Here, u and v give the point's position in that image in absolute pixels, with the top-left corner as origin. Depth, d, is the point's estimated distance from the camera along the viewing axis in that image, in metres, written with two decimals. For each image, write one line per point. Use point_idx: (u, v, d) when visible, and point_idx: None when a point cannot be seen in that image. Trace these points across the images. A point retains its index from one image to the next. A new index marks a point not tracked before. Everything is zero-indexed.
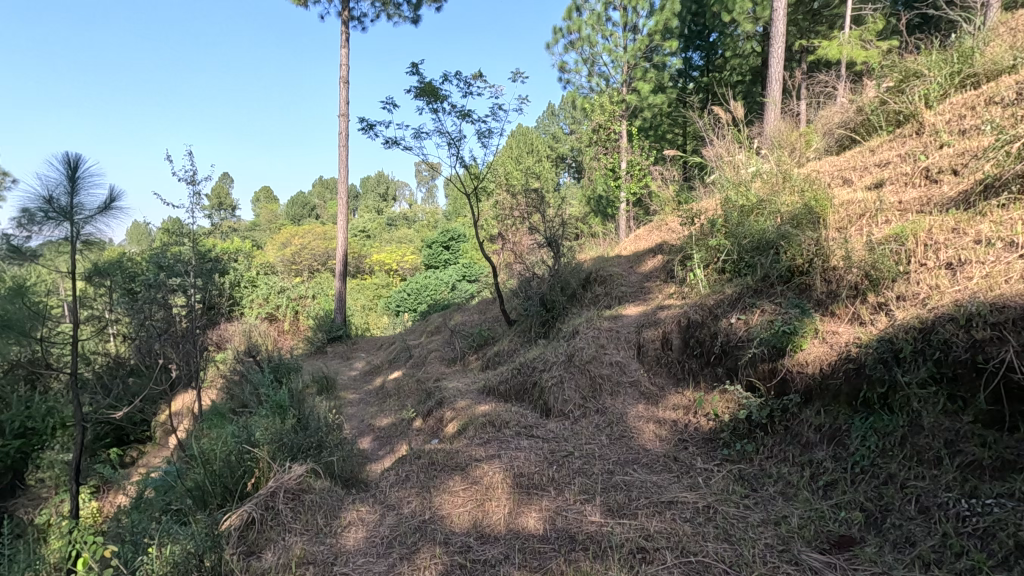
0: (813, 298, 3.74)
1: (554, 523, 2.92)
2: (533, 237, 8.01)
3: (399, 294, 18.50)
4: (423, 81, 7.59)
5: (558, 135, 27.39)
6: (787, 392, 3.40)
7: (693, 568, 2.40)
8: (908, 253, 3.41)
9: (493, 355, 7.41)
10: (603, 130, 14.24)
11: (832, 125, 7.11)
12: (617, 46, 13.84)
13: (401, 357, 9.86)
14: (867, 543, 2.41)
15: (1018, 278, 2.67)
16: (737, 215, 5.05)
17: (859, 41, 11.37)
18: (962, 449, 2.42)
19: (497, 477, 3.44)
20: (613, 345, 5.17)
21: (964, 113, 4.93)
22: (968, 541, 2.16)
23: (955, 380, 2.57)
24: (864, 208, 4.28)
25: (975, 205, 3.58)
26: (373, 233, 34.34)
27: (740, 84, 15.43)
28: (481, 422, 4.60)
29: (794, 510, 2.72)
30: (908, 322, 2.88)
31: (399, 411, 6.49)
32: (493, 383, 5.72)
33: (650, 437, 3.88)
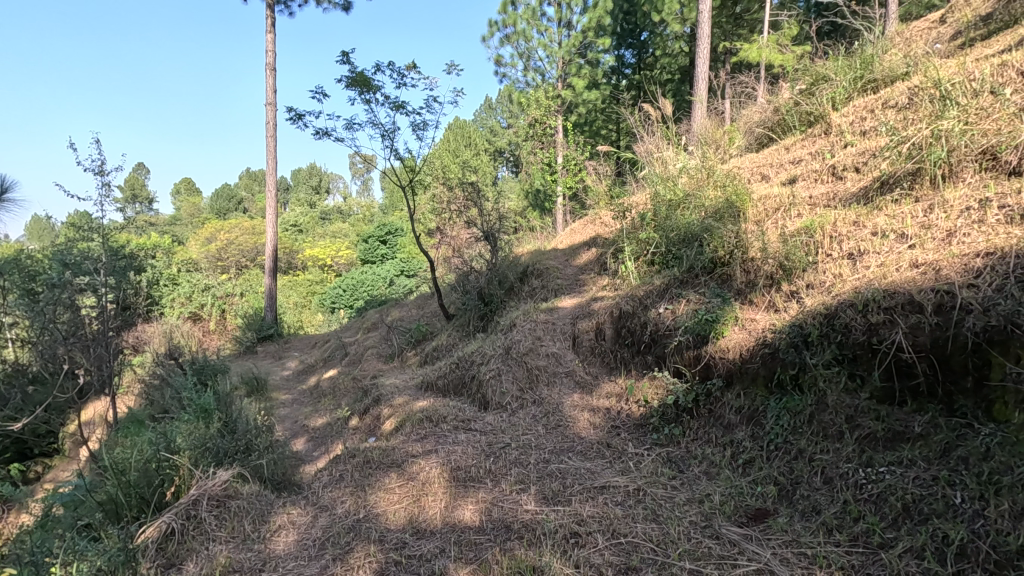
0: (733, 288, 3.96)
1: (489, 515, 2.95)
2: (471, 231, 8.00)
3: (333, 290, 17.92)
4: (354, 70, 7.38)
5: (496, 129, 27.44)
6: (710, 376, 3.58)
7: (623, 549, 2.50)
8: (816, 244, 3.67)
9: (431, 350, 7.35)
10: (540, 125, 14.39)
11: (752, 123, 7.52)
12: (552, 42, 13.99)
13: (337, 355, 9.59)
14: (779, 514, 2.59)
15: (907, 266, 2.93)
16: (665, 209, 5.25)
17: (775, 45, 12.11)
18: (860, 423, 2.64)
19: (434, 472, 3.43)
20: (549, 337, 5.26)
21: (865, 115, 5.36)
22: (865, 507, 2.37)
23: (856, 360, 2.79)
24: (778, 203, 4.57)
25: (873, 200, 3.90)
26: (305, 227, 33.15)
27: (670, 82, 16.01)
28: (418, 418, 4.55)
29: (716, 488, 2.88)
30: (815, 308, 3.11)
31: (335, 410, 6.32)
32: (431, 379, 5.67)
33: (585, 425, 3.99)
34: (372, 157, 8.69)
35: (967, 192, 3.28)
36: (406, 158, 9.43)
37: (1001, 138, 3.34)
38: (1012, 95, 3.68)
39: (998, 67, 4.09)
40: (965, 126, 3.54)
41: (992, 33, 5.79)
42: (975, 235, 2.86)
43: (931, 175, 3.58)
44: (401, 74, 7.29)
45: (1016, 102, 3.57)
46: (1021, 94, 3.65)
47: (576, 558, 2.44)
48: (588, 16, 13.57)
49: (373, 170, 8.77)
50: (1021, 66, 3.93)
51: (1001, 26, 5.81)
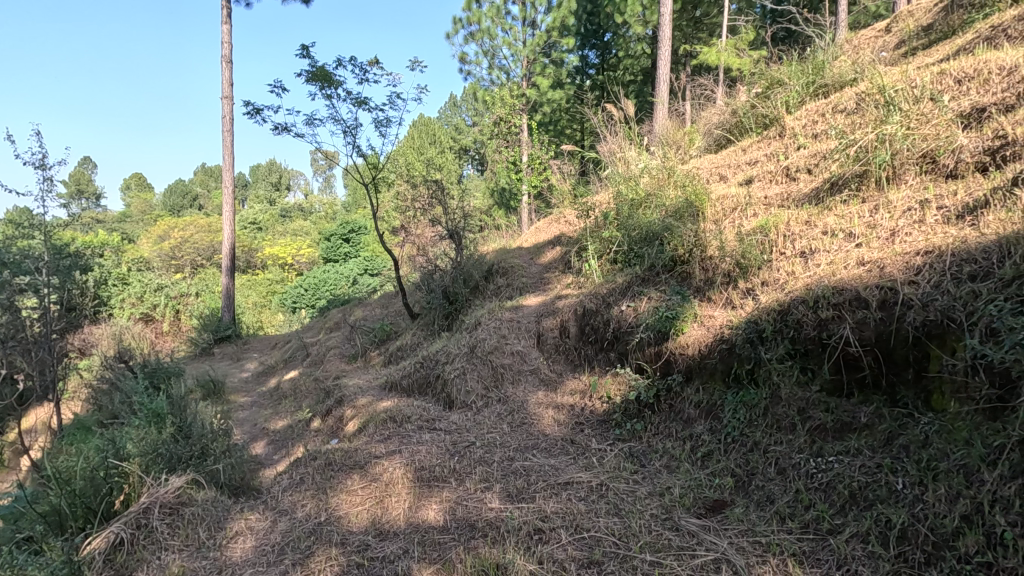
0: (693, 285, 4.06)
1: (454, 514, 2.94)
2: (435, 229, 7.93)
3: (294, 289, 17.51)
4: (315, 65, 7.21)
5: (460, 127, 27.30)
6: (671, 372, 3.67)
7: (586, 544, 2.53)
8: (770, 243, 3.79)
9: (395, 349, 7.26)
10: (504, 124, 14.39)
11: (711, 125, 7.71)
12: (517, 41, 14.01)
13: (298, 356, 9.37)
14: (735, 504, 2.68)
15: (854, 264, 3.06)
16: (627, 208, 5.34)
17: (733, 50, 12.45)
18: (811, 415, 2.75)
19: (397, 473, 3.40)
20: (514, 335, 5.27)
21: (816, 119, 5.57)
22: (815, 495, 2.47)
23: (807, 355, 2.90)
24: (735, 203, 4.71)
25: (824, 200, 4.05)
26: (265, 225, 32.26)
27: (633, 83, 16.27)
28: (382, 418, 4.50)
29: (676, 481, 2.95)
30: (770, 304, 3.21)
31: (296, 412, 6.18)
32: (395, 378, 5.61)
33: (549, 422, 4.02)
34: (333, 154, 8.52)
35: (908, 194, 3.45)
36: (369, 155, 9.29)
37: (939, 142, 3.53)
38: (950, 102, 3.88)
39: (937, 75, 4.31)
40: (907, 131, 3.73)
41: (932, 43, 6.10)
42: (916, 234, 3.01)
43: (876, 176, 3.75)
44: (364, 70, 7.18)
45: (953, 109, 3.77)
46: (957, 101, 3.86)
47: (539, 554, 2.46)
48: (552, 16, 13.64)
49: (335, 167, 8.60)
50: (957, 75, 4.16)
51: (940, 36, 6.13)
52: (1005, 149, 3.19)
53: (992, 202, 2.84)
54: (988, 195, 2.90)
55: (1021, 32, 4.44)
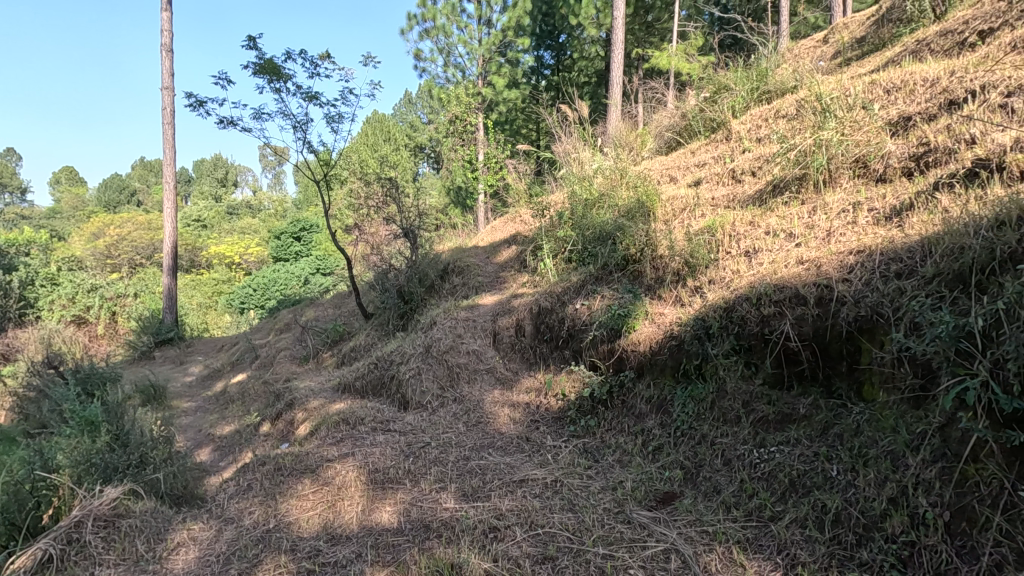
0: (644, 284, 4.16)
1: (408, 515, 2.91)
2: (389, 228, 7.81)
3: (242, 289, 16.85)
4: (263, 57, 6.97)
5: (416, 124, 27.01)
6: (623, 368, 3.75)
7: (540, 540, 2.56)
8: (717, 242, 3.92)
9: (349, 350, 7.11)
10: (460, 122, 14.25)
11: (662, 127, 7.91)
12: (472, 39, 13.96)
13: (246, 359, 9.03)
14: (684, 496, 2.76)
15: (793, 263, 3.20)
16: (581, 208, 5.42)
17: (683, 55, 12.82)
18: (755, 408, 2.86)
19: (350, 476, 3.34)
20: (470, 334, 5.26)
21: (760, 124, 5.81)
22: (758, 484, 2.57)
23: (751, 350, 3.03)
24: (685, 203, 4.85)
25: (766, 202, 4.23)
26: (210, 223, 30.95)
27: (587, 85, 16.52)
28: (334, 420, 4.40)
29: (628, 475, 3.02)
30: (716, 302, 3.33)
31: (244, 417, 5.95)
32: (349, 380, 5.49)
33: (505, 421, 4.04)
34: (283, 150, 8.26)
35: (843, 196, 3.64)
36: (321, 152, 9.05)
37: (870, 148, 3.74)
38: (880, 110, 4.13)
39: (869, 85, 4.57)
40: (842, 137, 3.94)
41: (866, 54, 6.46)
42: (849, 235, 3.18)
43: (814, 180, 3.94)
44: (315, 64, 7.00)
45: (883, 117, 4.02)
46: (886, 110, 4.11)
47: (494, 552, 2.47)
48: (507, 15, 13.66)
49: (284, 163, 8.35)
50: (886, 85, 4.42)
51: (872, 48, 6.49)
52: (928, 155, 3.41)
53: (915, 205, 3.03)
54: (913, 198, 3.10)
55: (942, 46, 4.77)
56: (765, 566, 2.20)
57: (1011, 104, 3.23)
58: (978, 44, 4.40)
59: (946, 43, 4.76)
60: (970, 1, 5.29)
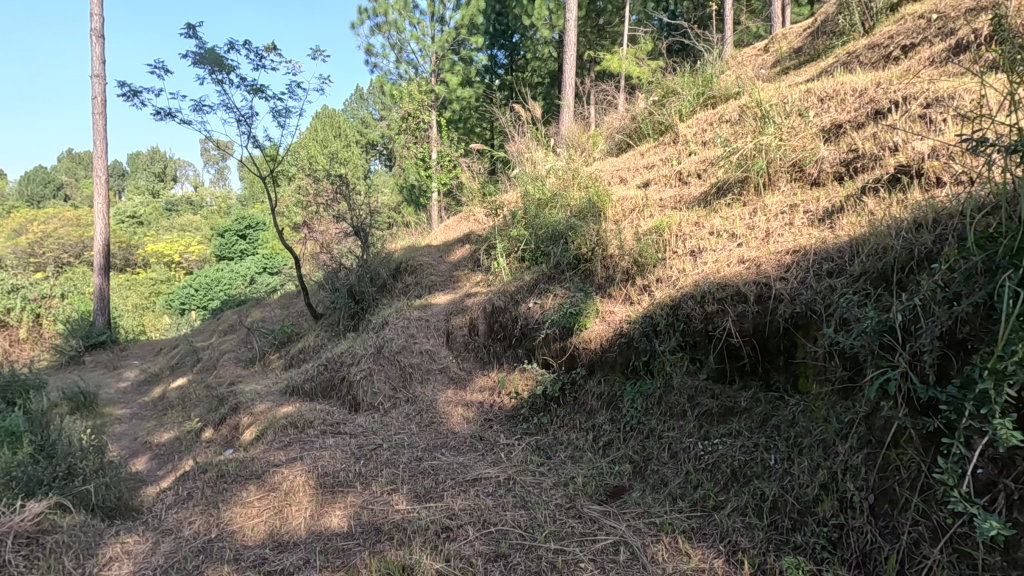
0: (595, 283, 4.25)
1: (359, 518, 2.86)
2: (340, 226, 7.63)
3: (182, 290, 16.06)
4: (203, 46, 6.67)
5: (368, 120, 26.45)
6: (575, 366, 3.81)
7: (493, 538, 2.57)
8: (664, 242, 4.03)
9: (297, 352, 6.90)
10: (413, 119, 14.03)
11: (613, 129, 8.07)
12: (425, 36, 13.80)
13: (187, 362, 8.62)
14: (632, 489, 2.84)
15: (735, 262, 3.34)
16: (534, 207, 5.46)
17: (633, 58, 13.13)
18: (699, 401, 2.97)
19: (299, 480, 3.25)
20: (423, 334, 5.21)
21: (705, 128, 6.02)
22: (702, 475, 2.67)
23: (695, 346, 3.14)
24: (634, 204, 4.97)
25: (710, 203, 4.39)
26: (147, 219, 29.35)
27: (540, 85, 16.66)
28: (281, 424, 4.27)
29: (580, 471, 3.07)
30: (663, 300, 3.43)
31: (184, 423, 5.68)
32: (297, 382, 5.34)
33: (458, 420, 4.03)
34: (226, 145, 7.94)
35: (781, 199, 3.82)
36: (267, 147, 8.74)
37: (805, 153, 3.95)
38: (814, 117, 4.36)
39: (805, 93, 4.81)
40: (780, 142, 4.13)
41: (802, 64, 6.80)
42: (786, 235, 3.34)
43: (755, 183, 4.12)
44: (260, 55, 6.75)
45: (817, 124, 4.24)
46: (820, 117, 4.34)
47: (447, 552, 2.46)
48: (461, 13, 13.58)
49: (228, 158, 8.01)
50: (820, 94, 4.67)
51: (808, 58, 6.84)
52: (856, 161, 3.63)
53: (845, 208, 3.22)
54: (842, 201, 3.29)
55: (870, 59, 5.08)
56: (708, 554, 2.28)
57: (929, 114, 3.47)
58: (901, 58, 4.72)
59: (873, 56, 5.07)
60: (894, 17, 5.66)
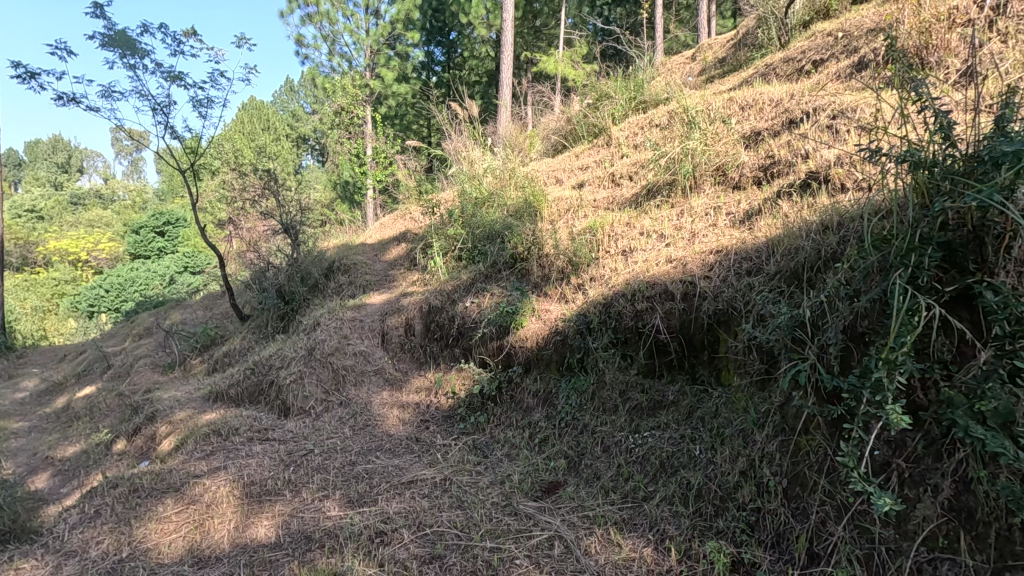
0: (531, 281, 4.29)
1: (288, 527, 2.75)
2: (267, 223, 7.29)
3: (90, 290, 14.81)
4: (113, 28, 6.17)
5: (298, 114, 25.42)
6: (511, 364, 3.84)
7: (428, 540, 2.54)
8: (598, 242, 4.13)
9: (222, 356, 6.53)
10: (346, 114, 13.45)
11: (549, 130, 8.18)
12: (359, 28, 13.42)
13: (96, 369, 7.96)
14: (567, 484, 2.89)
15: (663, 261, 3.47)
16: (471, 207, 5.43)
17: (568, 61, 13.39)
18: (631, 396, 3.07)
19: (222, 491, 3.09)
20: (356, 335, 5.07)
21: (637, 131, 6.22)
22: (633, 467, 2.76)
23: (627, 342, 3.25)
24: (568, 204, 5.06)
25: (641, 204, 4.54)
26: (48, 214, 26.90)
27: (478, 84, 16.67)
28: (203, 432, 4.03)
29: (516, 468, 3.10)
30: (597, 298, 3.52)
31: (92, 435, 5.25)
32: (221, 387, 5.06)
33: (394, 422, 3.96)
34: (140, 135, 7.40)
35: (706, 201, 4.01)
36: (188, 139, 8.23)
37: (728, 159, 4.17)
38: (736, 125, 4.62)
39: (727, 102, 5.09)
40: (705, 147, 4.33)
41: (725, 73, 7.18)
42: (710, 236, 3.51)
43: (682, 185, 4.30)
44: (178, 40, 6.33)
45: (738, 130, 4.49)
46: (741, 124, 4.61)
47: (381, 557, 2.42)
48: (396, 7, 13.33)
49: (142, 149, 7.47)
50: (741, 102, 4.94)
51: (731, 68, 7.22)
52: (773, 167, 3.86)
53: (763, 211, 3.42)
54: (760, 205, 3.50)
55: (785, 71, 5.43)
56: (638, 543, 2.36)
57: (836, 125, 3.75)
58: (812, 72, 5.07)
59: (788, 69, 5.42)
60: (806, 34, 6.08)
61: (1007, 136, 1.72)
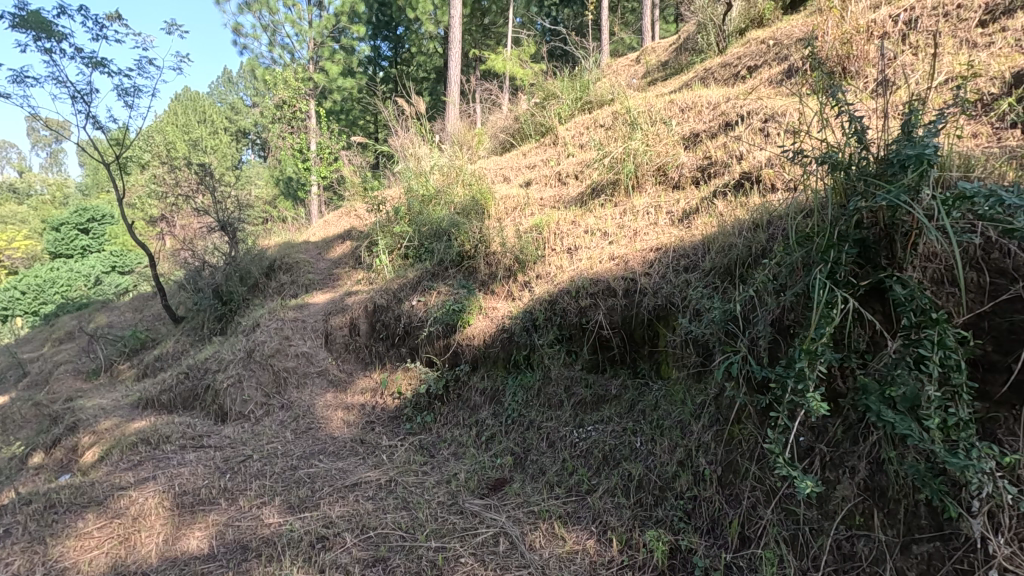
0: (478, 280, 4.28)
1: (223, 537, 2.64)
2: (203, 220, 6.96)
3: (3, 292, 13.65)
4: (25, 8, 5.71)
5: (238, 106, 24.39)
6: (458, 363, 3.81)
7: (371, 542, 2.50)
8: (544, 240, 4.15)
9: (152, 360, 6.17)
10: (288, 108, 12.76)
11: (497, 128, 8.19)
12: (301, 19, 13.00)
13: (10, 378, 7.37)
14: (514, 480, 2.90)
15: (607, 259, 3.53)
16: (418, 204, 5.36)
17: (516, 60, 13.42)
18: (575, 392, 3.12)
19: (150, 503, 2.92)
20: (299, 336, 4.90)
21: (583, 130, 6.32)
22: (577, 461, 2.80)
23: (571, 339, 3.29)
24: (515, 202, 5.07)
25: (587, 202, 4.62)
26: None
27: (425, 80, 16.50)
28: (130, 441, 3.80)
29: (463, 466, 3.09)
30: (542, 295, 3.55)
31: (4, 449, 4.84)
32: (151, 394, 4.78)
33: (338, 425, 3.87)
34: (59, 125, 6.90)
35: (648, 200, 4.12)
36: (113, 131, 7.72)
37: (668, 159, 4.30)
38: (676, 126, 4.77)
39: (668, 104, 5.25)
40: (646, 147, 4.46)
41: (668, 76, 7.40)
42: (651, 234, 3.61)
43: (625, 185, 4.40)
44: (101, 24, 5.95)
45: (678, 132, 4.64)
46: (681, 125, 4.77)
47: (321, 563, 2.36)
48: None
49: (62, 141, 6.97)
50: (681, 105, 5.10)
51: (673, 71, 7.46)
52: (710, 167, 4.00)
53: (700, 210, 3.55)
54: (698, 204, 3.62)
55: (722, 76, 5.65)
56: (582, 536, 2.41)
57: (767, 128, 3.94)
58: (747, 77, 5.30)
59: (725, 73, 5.64)
60: (742, 41, 6.33)
61: (911, 140, 1.84)
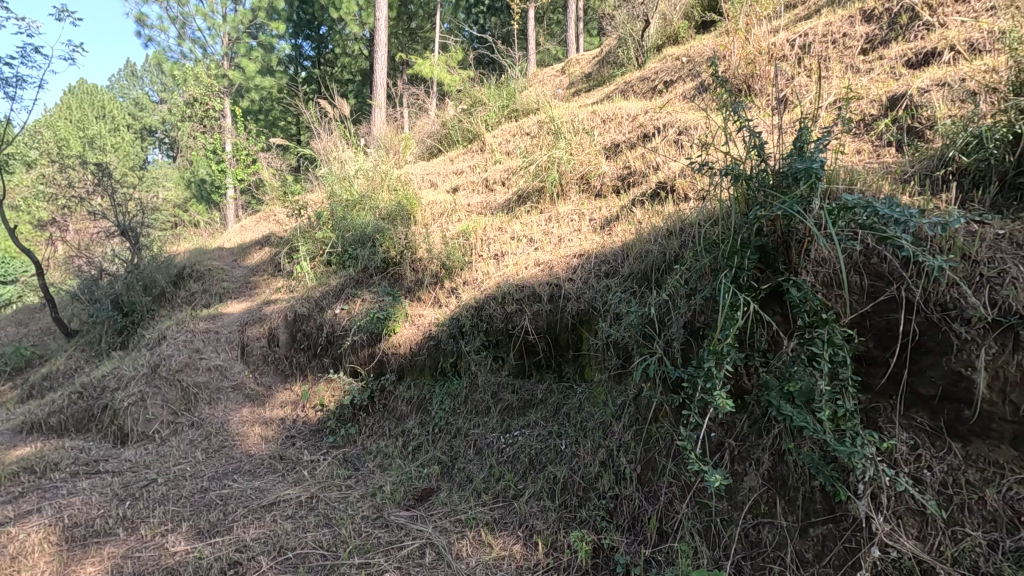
0: (403, 287, 4.21)
1: (120, 571, 2.42)
2: (100, 224, 6.39)
3: None
4: None
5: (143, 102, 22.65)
6: (383, 372, 3.73)
7: (289, 565, 2.38)
8: (470, 246, 4.14)
9: (39, 380, 5.56)
10: (200, 106, 11.94)
11: (424, 134, 8.11)
12: (215, 12, 12.31)
13: None
14: (440, 489, 2.87)
15: (532, 265, 3.58)
16: (341, 209, 5.19)
17: (444, 65, 13.35)
18: (501, 397, 3.13)
19: (33, 539, 2.63)
20: (211, 348, 4.59)
21: (510, 138, 6.39)
22: (504, 466, 2.81)
23: (498, 344, 3.30)
24: (442, 208, 5.03)
25: (513, 209, 4.66)
26: None
27: (350, 83, 16.06)
28: (10, 471, 3.40)
29: (388, 478, 3.01)
30: (469, 302, 3.55)
31: None
32: (37, 417, 4.30)
33: (255, 441, 3.66)
34: None
35: (571, 208, 4.22)
36: None
37: (591, 168, 4.43)
38: (598, 136, 4.92)
39: (590, 115, 5.41)
40: (570, 156, 4.58)
41: (591, 87, 7.63)
42: (574, 240, 3.70)
43: (550, 192, 4.49)
44: None
45: (600, 141, 4.79)
46: (603, 135, 4.93)
47: None
48: None
49: None
50: (602, 116, 5.26)
51: (596, 82, 7.70)
52: (630, 176, 4.16)
53: (620, 217, 3.68)
54: (618, 212, 3.76)
55: (641, 89, 5.90)
56: (509, 541, 2.42)
57: (681, 140, 4.16)
58: (663, 91, 5.57)
59: (643, 87, 5.90)
60: (659, 57, 6.63)
61: (802, 155, 2.01)
